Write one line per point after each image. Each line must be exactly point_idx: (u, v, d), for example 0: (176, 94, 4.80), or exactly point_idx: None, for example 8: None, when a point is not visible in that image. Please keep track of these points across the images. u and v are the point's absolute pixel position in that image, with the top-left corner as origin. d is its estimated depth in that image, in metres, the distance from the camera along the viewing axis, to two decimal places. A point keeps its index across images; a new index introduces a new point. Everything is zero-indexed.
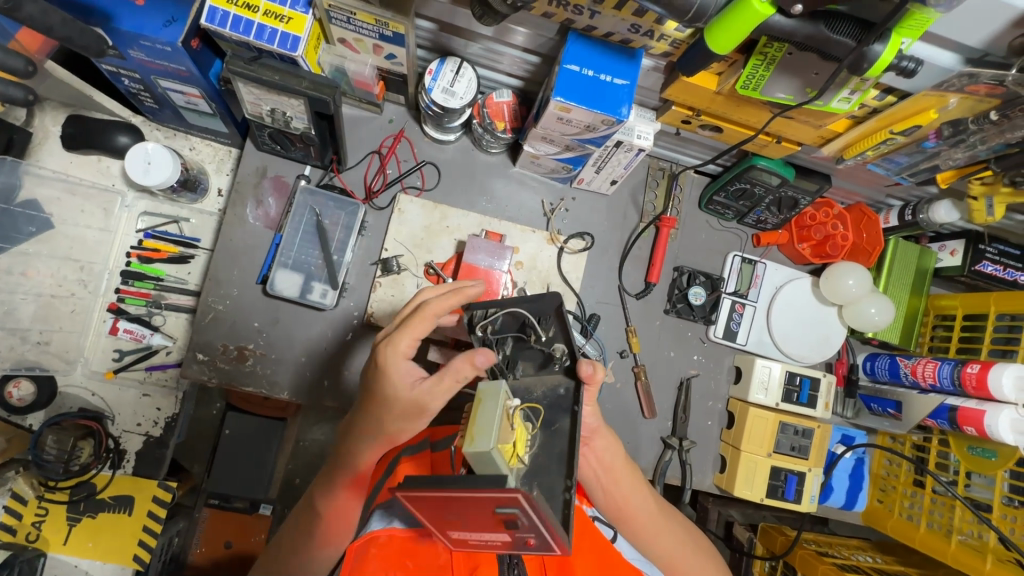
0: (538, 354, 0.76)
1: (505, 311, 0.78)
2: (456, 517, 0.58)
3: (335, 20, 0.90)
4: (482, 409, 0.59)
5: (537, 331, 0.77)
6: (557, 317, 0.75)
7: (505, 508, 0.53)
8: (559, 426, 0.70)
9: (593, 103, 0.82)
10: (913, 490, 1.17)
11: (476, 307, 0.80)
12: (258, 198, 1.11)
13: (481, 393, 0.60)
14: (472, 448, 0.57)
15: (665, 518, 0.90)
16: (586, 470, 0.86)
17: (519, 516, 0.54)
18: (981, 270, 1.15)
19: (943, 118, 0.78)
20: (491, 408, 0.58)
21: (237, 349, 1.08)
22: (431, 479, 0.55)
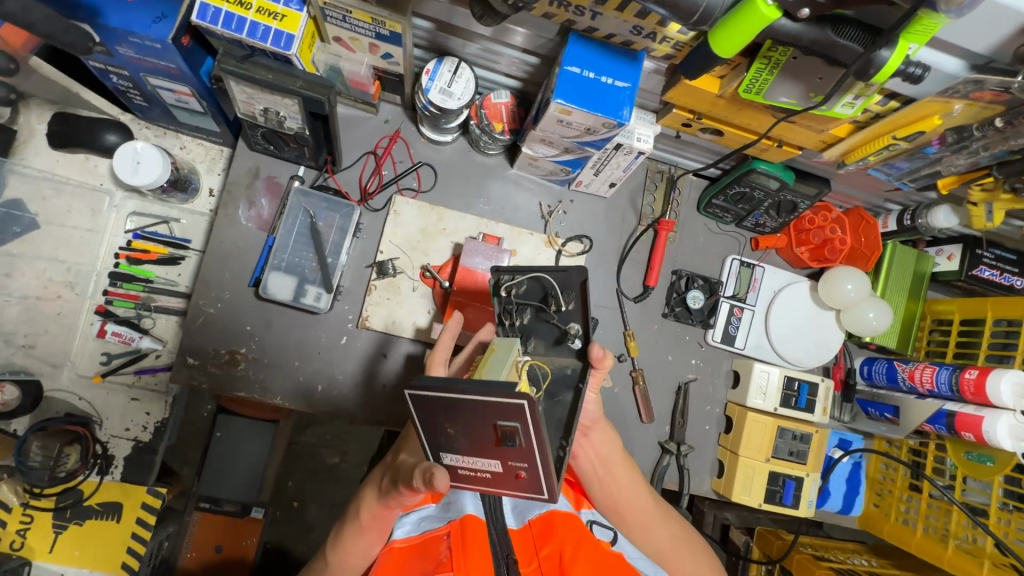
0: (554, 329, 0.79)
1: (530, 279, 0.79)
2: (455, 433, 0.62)
3: (330, 18, 0.87)
4: (494, 357, 0.68)
5: (558, 302, 0.78)
6: (579, 292, 0.76)
7: (506, 420, 0.58)
8: (563, 398, 0.74)
9: (594, 106, 0.81)
10: (909, 494, 1.17)
11: (504, 272, 0.80)
12: (251, 199, 1.09)
13: (495, 346, 0.69)
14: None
15: (663, 517, 0.89)
16: (583, 465, 0.87)
17: (517, 432, 0.58)
18: (979, 274, 1.15)
19: (946, 125, 0.77)
20: (500, 355, 0.67)
21: (229, 353, 1.06)
22: (442, 383, 0.59)
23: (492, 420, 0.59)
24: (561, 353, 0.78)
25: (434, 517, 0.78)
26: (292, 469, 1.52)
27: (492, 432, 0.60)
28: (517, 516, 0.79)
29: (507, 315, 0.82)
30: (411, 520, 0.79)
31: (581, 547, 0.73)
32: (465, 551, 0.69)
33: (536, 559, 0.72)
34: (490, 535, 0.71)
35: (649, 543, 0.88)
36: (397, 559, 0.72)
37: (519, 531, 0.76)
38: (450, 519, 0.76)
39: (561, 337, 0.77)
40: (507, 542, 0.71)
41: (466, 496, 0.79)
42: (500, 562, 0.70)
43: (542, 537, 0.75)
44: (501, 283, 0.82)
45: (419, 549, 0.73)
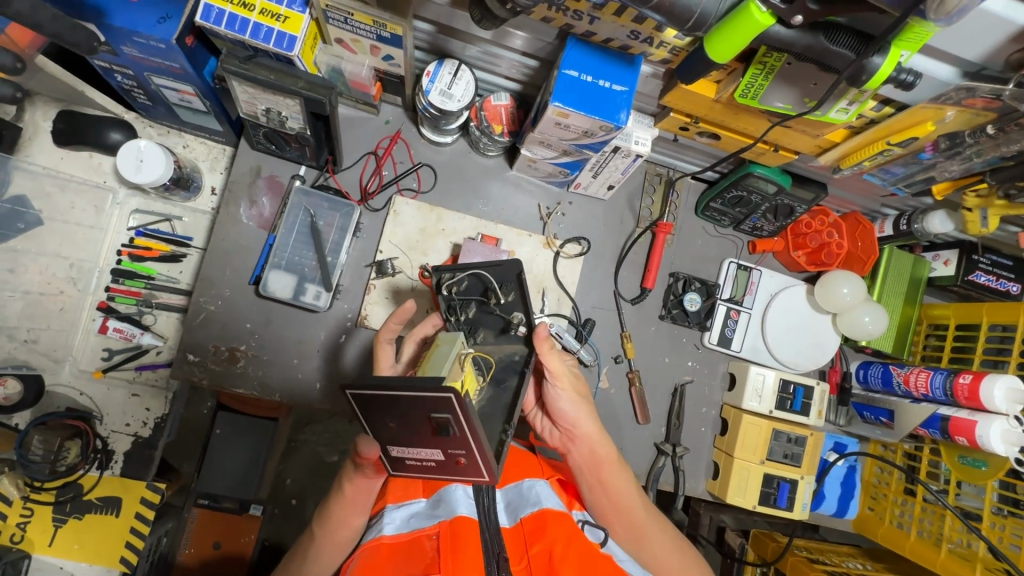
0: (499, 320, 0.81)
1: (469, 275, 0.81)
2: (396, 427, 0.63)
3: (332, 20, 0.89)
4: (438, 352, 0.67)
5: (498, 295, 0.80)
6: (518, 285, 0.79)
7: (438, 412, 0.58)
8: (508, 384, 0.76)
9: (592, 109, 0.82)
10: (904, 498, 1.17)
11: (444, 272, 0.83)
12: (253, 197, 1.10)
13: (441, 341, 0.69)
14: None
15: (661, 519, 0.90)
16: (577, 463, 0.91)
17: (450, 422, 0.59)
18: (975, 280, 1.16)
19: (940, 131, 0.78)
20: (443, 351, 0.67)
21: (229, 350, 1.07)
22: (375, 380, 0.60)
23: (426, 412, 0.59)
24: (508, 340, 0.80)
25: (423, 514, 0.77)
26: (289, 467, 1.53)
27: (428, 423, 0.60)
28: (510, 514, 0.79)
29: (452, 311, 0.85)
30: (400, 516, 0.79)
31: (572, 546, 0.72)
32: (456, 550, 0.69)
33: (526, 556, 0.72)
34: (481, 533, 0.72)
35: (639, 547, 0.88)
36: (386, 554, 0.72)
37: (512, 530, 0.77)
38: (440, 518, 0.75)
39: (503, 325, 0.81)
40: (500, 541, 0.73)
41: (456, 493, 0.78)
42: (491, 559, 0.71)
43: (534, 535, 0.74)
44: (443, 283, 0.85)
45: (407, 547, 0.73)
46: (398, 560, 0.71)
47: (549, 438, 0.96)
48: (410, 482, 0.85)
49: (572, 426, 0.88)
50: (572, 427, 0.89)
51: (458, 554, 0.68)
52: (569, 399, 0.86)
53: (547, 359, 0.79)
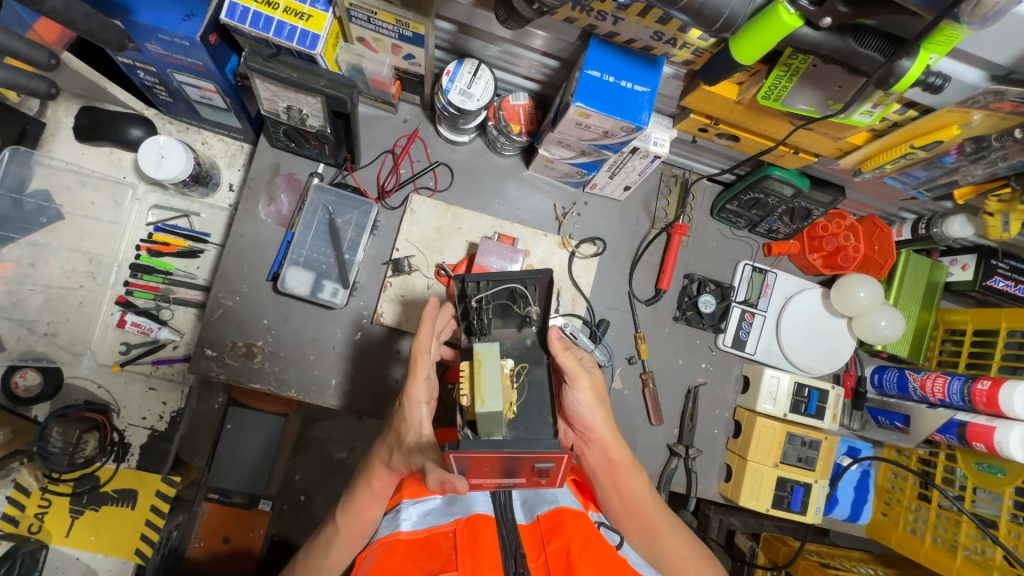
0: (517, 317, 0.80)
1: (497, 284, 0.80)
2: (489, 469, 0.70)
3: (355, 19, 0.89)
4: (483, 368, 0.70)
5: (525, 302, 0.80)
6: (545, 290, 0.80)
7: (544, 462, 0.68)
8: (536, 373, 0.77)
9: (613, 110, 0.82)
10: (918, 504, 1.17)
11: (470, 280, 0.81)
12: (271, 194, 1.11)
13: (480, 355, 0.70)
14: (483, 408, 0.68)
15: (677, 523, 0.91)
16: (591, 465, 0.90)
17: (550, 466, 0.69)
18: (993, 285, 1.15)
19: (965, 135, 0.77)
20: (489, 369, 0.70)
21: (246, 346, 1.07)
22: (487, 444, 0.66)
23: (532, 462, 0.68)
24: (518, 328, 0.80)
25: (440, 511, 0.76)
26: (299, 463, 1.54)
27: (528, 467, 0.69)
28: (527, 511, 0.78)
29: (468, 316, 0.81)
30: (415, 513, 0.77)
31: (589, 544, 0.72)
32: (475, 551, 0.69)
33: (543, 553, 0.71)
34: (499, 529, 0.72)
35: (656, 550, 0.89)
36: (404, 552, 0.71)
37: (529, 527, 0.75)
38: (457, 516, 0.74)
39: (521, 319, 0.80)
40: (516, 537, 0.72)
41: (473, 493, 0.78)
42: (508, 557, 0.70)
43: (550, 532, 0.73)
44: (467, 292, 0.82)
45: (424, 544, 0.71)
46: (419, 559, 0.70)
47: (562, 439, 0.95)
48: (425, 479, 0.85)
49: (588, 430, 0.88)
50: (588, 431, 0.89)
51: (477, 555, 0.68)
52: (588, 403, 0.86)
53: (563, 358, 0.79)
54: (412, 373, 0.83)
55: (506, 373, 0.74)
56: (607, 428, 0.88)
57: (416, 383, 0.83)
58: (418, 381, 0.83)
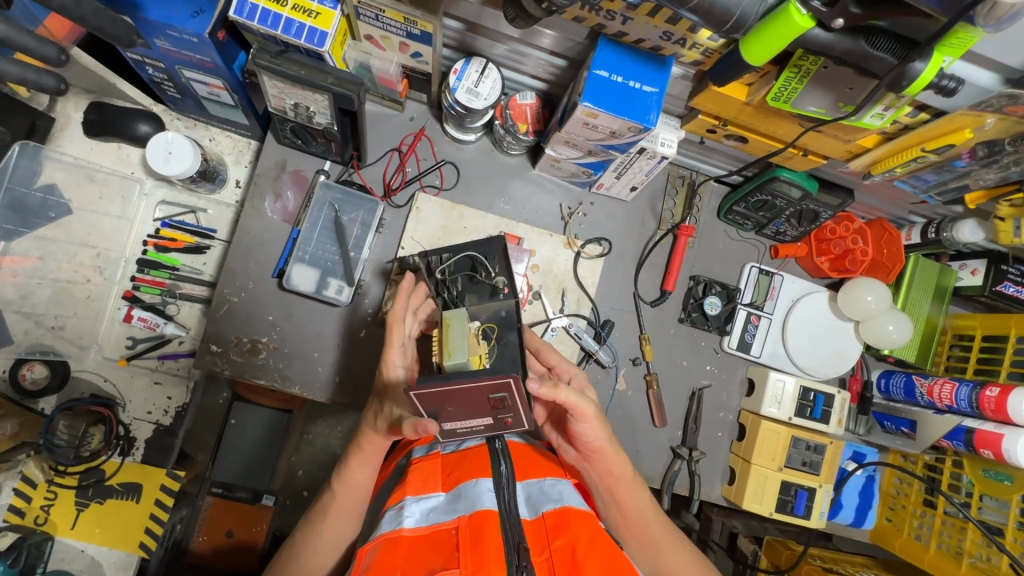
0: (485, 287, 0.86)
1: (457, 255, 0.89)
2: (454, 409, 0.73)
3: (363, 16, 0.89)
4: (452, 330, 0.74)
5: (486, 269, 0.87)
6: (501, 257, 0.89)
7: (497, 392, 0.70)
8: (509, 338, 0.80)
9: (621, 111, 0.81)
10: (923, 510, 1.15)
11: (432, 255, 0.90)
12: (277, 191, 1.11)
13: (448, 318, 0.75)
14: (450, 360, 0.73)
15: (679, 540, 0.89)
16: (592, 480, 0.89)
17: (507, 398, 0.71)
18: (1003, 291, 1.13)
19: (977, 139, 0.76)
20: (456, 329, 0.74)
21: (251, 342, 1.08)
22: (439, 378, 0.69)
23: (487, 394, 0.71)
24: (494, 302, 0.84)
25: (443, 509, 0.74)
26: (302, 459, 1.54)
27: (486, 402, 0.72)
28: (531, 507, 0.76)
29: (440, 290, 0.87)
30: (419, 509, 0.74)
31: (594, 545, 0.69)
32: (478, 546, 0.66)
33: (548, 549, 0.69)
34: (503, 523, 0.70)
35: (658, 564, 0.87)
36: (406, 548, 0.68)
37: (533, 523, 0.74)
38: (461, 513, 0.72)
39: (491, 287, 0.85)
40: (519, 532, 0.70)
41: (478, 488, 0.76)
42: (512, 551, 0.68)
43: (555, 529, 0.71)
44: (431, 267, 0.89)
45: (428, 540, 0.69)
46: (424, 553, 0.67)
47: (564, 456, 0.95)
48: (430, 475, 0.81)
49: (593, 448, 0.85)
50: (590, 451, 0.86)
51: (480, 550, 0.65)
52: (589, 426, 0.82)
53: (561, 393, 0.77)
54: (387, 341, 0.87)
55: (474, 332, 0.78)
56: (610, 447, 0.85)
57: (391, 350, 0.87)
58: (393, 348, 0.87)
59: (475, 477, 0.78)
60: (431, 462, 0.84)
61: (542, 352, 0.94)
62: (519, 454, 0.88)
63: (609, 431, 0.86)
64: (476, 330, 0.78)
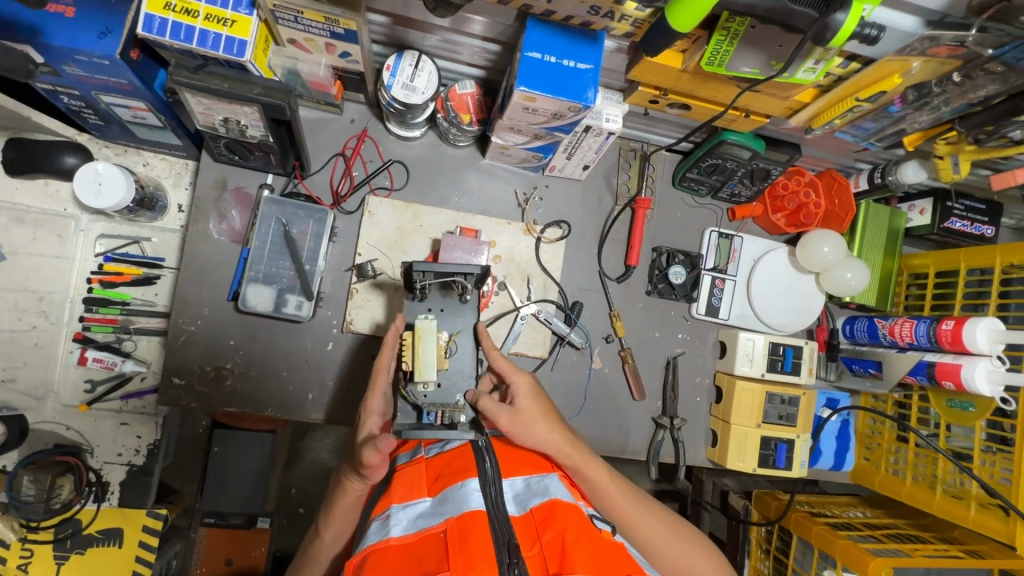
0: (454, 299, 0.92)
1: (441, 274, 0.88)
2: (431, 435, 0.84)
3: (282, 20, 0.85)
4: (422, 344, 0.85)
5: (462, 289, 0.90)
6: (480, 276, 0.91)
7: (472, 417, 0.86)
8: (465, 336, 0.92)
9: (559, 91, 0.80)
10: (897, 445, 1.20)
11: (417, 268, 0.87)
12: (221, 212, 1.07)
13: (421, 331, 0.85)
14: (420, 377, 0.85)
15: (649, 507, 0.89)
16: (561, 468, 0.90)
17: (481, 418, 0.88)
18: (950, 226, 1.18)
19: (907, 83, 0.78)
20: (426, 346, 0.85)
21: (215, 370, 1.05)
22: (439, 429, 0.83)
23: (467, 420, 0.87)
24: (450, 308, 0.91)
25: (429, 513, 0.73)
26: (293, 477, 1.52)
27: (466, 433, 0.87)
28: (518, 504, 0.75)
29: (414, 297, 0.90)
30: (406, 517, 0.73)
31: (583, 533, 0.68)
32: (466, 548, 0.65)
33: (538, 543, 0.69)
34: (490, 522, 0.69)
35: (640, 540, 0.86)
36: (395, 557, 0.66)
37: (521, 518, 0.73)
38: (447, 515, 0.71)
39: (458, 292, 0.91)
40: (508, 528, 0.70)
41: (465, 490, 0.75)
42: (502, 549, 0.67)
43: (544, 523, 0.71)
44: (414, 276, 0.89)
45: (414, 547, 0.67)
46: (410, 561, 0.65)
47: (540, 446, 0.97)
48: (415, 481, 0.80)
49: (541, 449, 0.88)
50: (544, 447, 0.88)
51: (468, 550, 0.64)
52: (521, 434, 0.85)
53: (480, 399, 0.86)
54: (371, 387, 0.90)
55: (441, 345, 0.88)
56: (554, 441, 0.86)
57: (373, 396, 0.90)
58: (375, 394, 0.90)
59: (461, 479, 0.77)
60: (415, 469, 0.83)
61: (494, 360, 0.92)
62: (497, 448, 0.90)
63: (550, 429, 0.86)
64: (445, 342, 0.89)
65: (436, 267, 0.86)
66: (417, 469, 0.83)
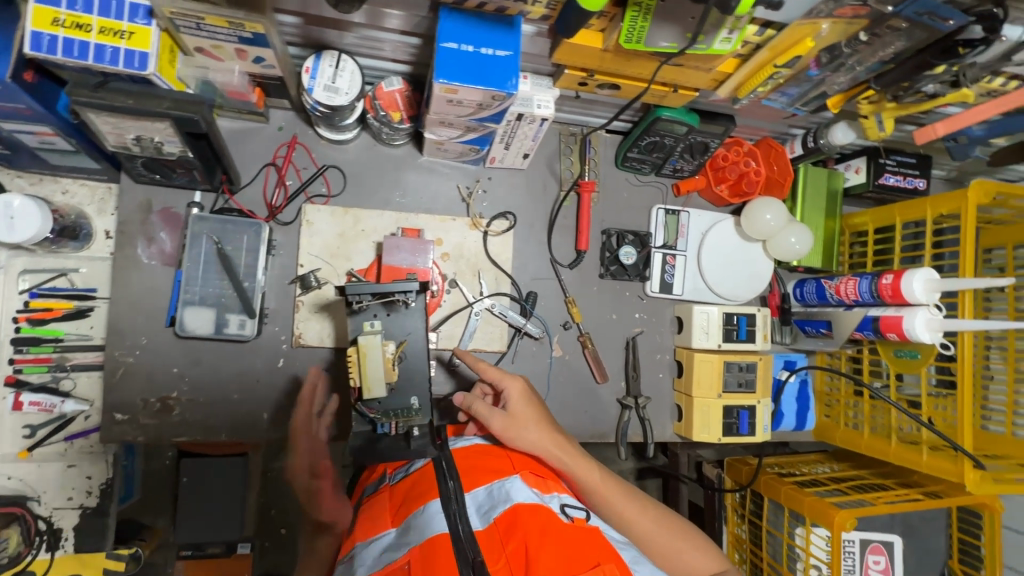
0: (397, 312, 0.90)
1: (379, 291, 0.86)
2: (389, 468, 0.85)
3: (183, 28, 0.80)
4: (368, 359, 0.83)
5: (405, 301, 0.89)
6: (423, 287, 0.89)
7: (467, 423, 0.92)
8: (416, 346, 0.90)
9: (479, 80, 0.78)
10: (854, 400, 1.24)
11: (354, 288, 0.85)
12: (149, 235, 1.02)
13: (365, 348, 0.83)
14: (369, 395, 0.83)
15: (643, 505, 0.86)
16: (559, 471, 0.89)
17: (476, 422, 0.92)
18: (885, 182, 1.21)
19: (820, 46, 0.79)
20: (372, 362, 0.83)
21: (160, 401, 1.01)
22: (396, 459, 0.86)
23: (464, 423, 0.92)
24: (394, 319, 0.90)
25: (392, 545, 0.71)
26: None
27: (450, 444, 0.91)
28: (481, 517, 0.73)
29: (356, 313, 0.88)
30: (369, 555, 0.71)
31: (546, 534, 0.66)
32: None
33: (503, 555, 0.66)
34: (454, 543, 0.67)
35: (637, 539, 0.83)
36: None
37: (485, 533, 0.71)
38: (410, 545, 0.68)
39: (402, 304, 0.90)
40: (472, 546, 0.67)
41: (427, 514, 0.72)
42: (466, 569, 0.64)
43: (507, 533, 0.68)
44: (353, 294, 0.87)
45: None
46: None
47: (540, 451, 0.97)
48: (379, 515, 0.78)
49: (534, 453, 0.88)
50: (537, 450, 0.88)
51: None
52: (512, 436, 0.86)
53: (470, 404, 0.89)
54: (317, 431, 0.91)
55: (390, 357, 0.86)
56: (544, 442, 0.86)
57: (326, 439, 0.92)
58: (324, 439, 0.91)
59: (422, 503, 0.75)
60: (380, 503, 0.81)
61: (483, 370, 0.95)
62: (469, 456, 0.87)
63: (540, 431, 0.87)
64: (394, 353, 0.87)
65: (373, 288, 0.85)
66: (380, 502, 0.82)
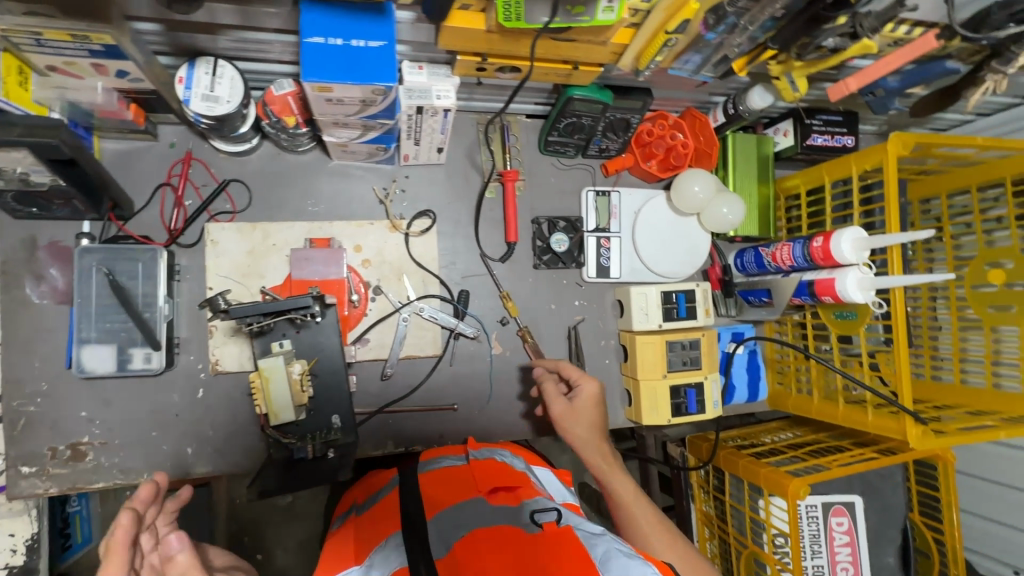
0: (303, 329, 0.89)
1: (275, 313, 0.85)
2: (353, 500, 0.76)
3: (25, 46, 0.73)
4: (272, 385, 0.84)
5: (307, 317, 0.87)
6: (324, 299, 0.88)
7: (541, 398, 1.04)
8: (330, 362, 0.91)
9: (352, 76, 0.72)
10: (804, 365, 1.22)
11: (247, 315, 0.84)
12: (37, 272, 0.95)
13: (267, 373, 0.84)
14: (278, 420, 0.85)
15: (671, 537, 0.83)
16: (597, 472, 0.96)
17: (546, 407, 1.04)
18: (813, 143, 1.19)
19: (704, 7, 0.76)
20: (276, 387, 0.84)
21: (71, 448, 0.95)
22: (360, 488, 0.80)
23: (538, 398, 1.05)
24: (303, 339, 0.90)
25: None
26: None
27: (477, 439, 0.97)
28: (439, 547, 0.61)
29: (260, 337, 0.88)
30: None
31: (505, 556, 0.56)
32: None
33: None
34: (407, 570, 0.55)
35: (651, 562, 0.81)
36: None
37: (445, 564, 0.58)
38: None
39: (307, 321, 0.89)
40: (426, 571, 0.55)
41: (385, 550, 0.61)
42: None
43: (464, 562, 0.57)
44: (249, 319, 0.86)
45: None
46: None
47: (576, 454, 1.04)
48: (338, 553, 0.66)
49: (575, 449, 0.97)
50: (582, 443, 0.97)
51: None
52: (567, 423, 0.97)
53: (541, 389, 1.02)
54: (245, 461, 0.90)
55: (297, 378, 0.87)
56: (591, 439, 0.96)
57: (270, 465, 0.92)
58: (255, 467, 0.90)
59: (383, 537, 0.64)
60: (342, 538, 0.70)
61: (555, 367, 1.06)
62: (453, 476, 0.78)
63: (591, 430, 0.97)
64: (302, 374, 0.88)
65: (261, 309, 0.81)
66: (343, 539, 0.70)
